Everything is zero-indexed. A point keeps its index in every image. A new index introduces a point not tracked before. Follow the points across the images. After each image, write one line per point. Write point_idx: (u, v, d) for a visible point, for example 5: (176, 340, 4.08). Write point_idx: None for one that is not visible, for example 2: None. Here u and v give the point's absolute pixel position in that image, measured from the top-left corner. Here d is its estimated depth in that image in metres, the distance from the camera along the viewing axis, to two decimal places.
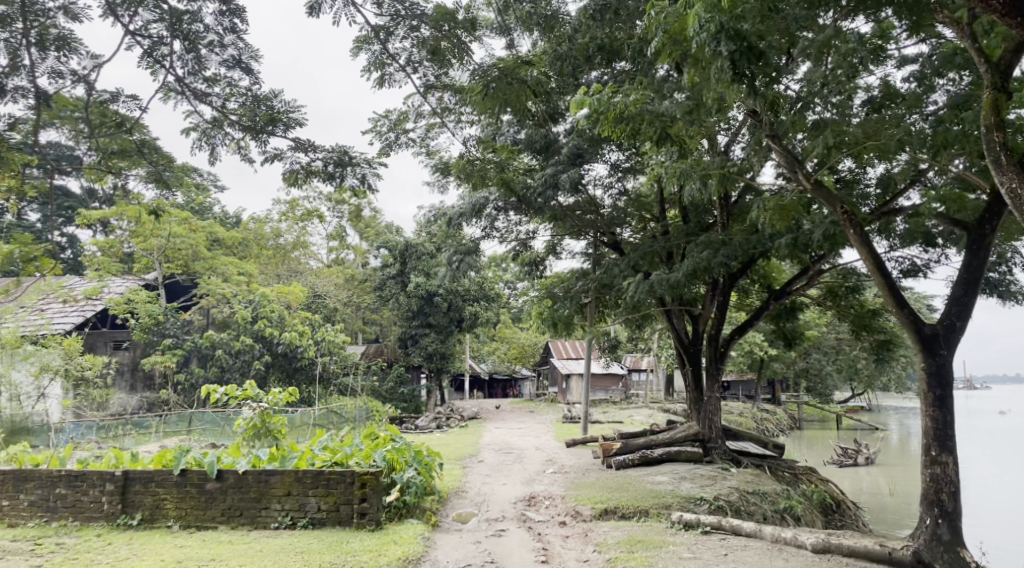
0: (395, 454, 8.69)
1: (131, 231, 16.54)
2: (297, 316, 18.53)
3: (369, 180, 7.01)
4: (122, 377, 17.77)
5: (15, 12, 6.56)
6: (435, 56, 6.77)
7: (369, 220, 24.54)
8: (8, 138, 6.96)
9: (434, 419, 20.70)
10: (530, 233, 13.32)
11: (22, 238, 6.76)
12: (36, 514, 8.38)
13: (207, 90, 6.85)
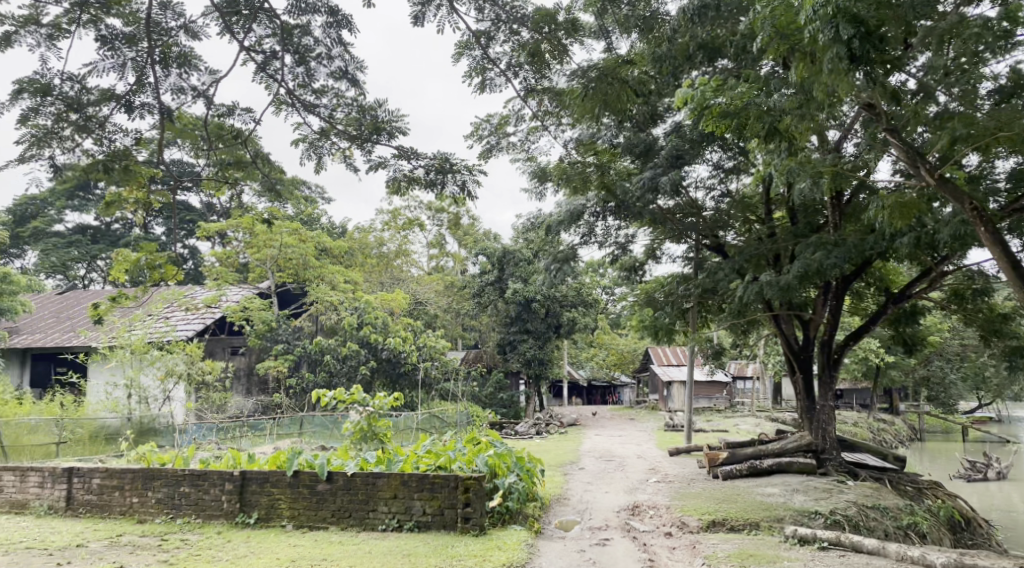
0: (497, 460, 8.67)
1: (246, 241, 17.50)
2: (400, 322, 18.84)
3: (469, 188, 6.89)
4: (240, 381, 18.54)
5: (140, 33, 6.89)
6: (535, 59, 6.69)
7: (468, 227, 24.80)
8: (137, 153, 7.34)
9: (535, 425, 20.70)
10: (629, 238, 13.14)
11: (148, 246, 7.11)
12: (162, 510, 8.77)
13: (315, 101, 7.00)
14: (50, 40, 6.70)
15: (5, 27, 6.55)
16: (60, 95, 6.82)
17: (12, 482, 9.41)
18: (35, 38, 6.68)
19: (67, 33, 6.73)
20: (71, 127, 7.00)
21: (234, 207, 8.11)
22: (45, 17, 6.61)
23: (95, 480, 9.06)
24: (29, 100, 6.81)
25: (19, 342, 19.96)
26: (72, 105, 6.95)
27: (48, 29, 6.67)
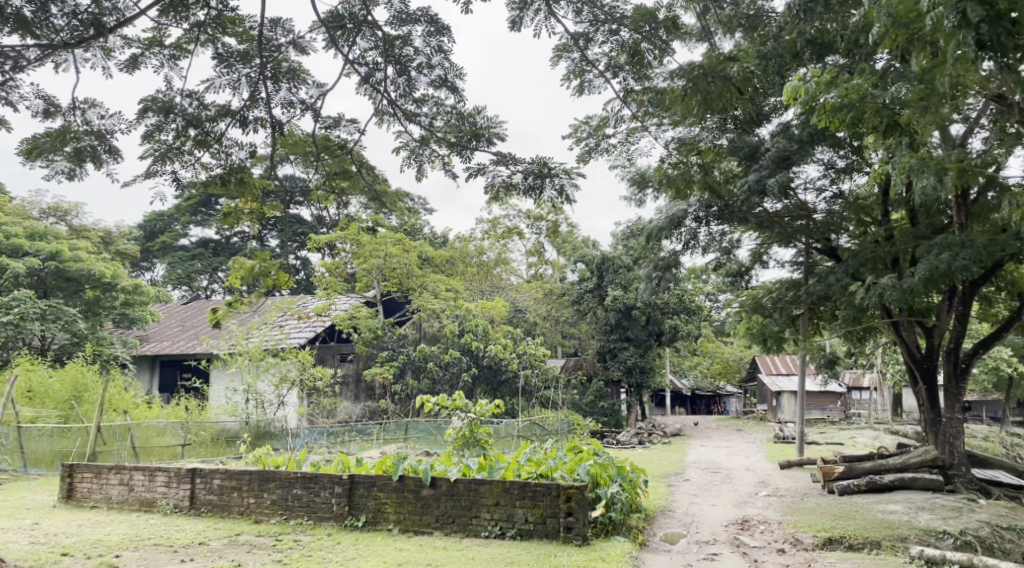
0: (599, 469, 8.52)
1: (353, 252, 17.94)
2: (500, 330, 18.82)
3: (567, 192, 6.76)
4: (348, 388, 18.60)
5: (253, 51, 7.10)
6: (635, 59, 6.54)
7: (566, 234, 24.71)
8: (251, 166, 7.59)
9: (637, 435, 20.36)
10: (734, 242, 12.74)
11: (262, 253, 7.55)
12: (276, 512, 9.01)
13: (416, 110, 7.05)
14: (173, 59, 7.05)
15: (133, 50, 6.89)
16: (181, 112, 7.08)
17: (141, 482, 9.90)
18: (160, 59, 7.03)
19: (187, 52, 7.03)
20: (191, 142, 7.30)
21: (342, 217, 8.26)
22: (169, 38, 6.91)
23: (216, 480, 9.43)
24: (153, 119, 7.04)
25: (148, 349, 21.12)
26: (192, 122, 7.21)
27: (171, 50, 7.00)
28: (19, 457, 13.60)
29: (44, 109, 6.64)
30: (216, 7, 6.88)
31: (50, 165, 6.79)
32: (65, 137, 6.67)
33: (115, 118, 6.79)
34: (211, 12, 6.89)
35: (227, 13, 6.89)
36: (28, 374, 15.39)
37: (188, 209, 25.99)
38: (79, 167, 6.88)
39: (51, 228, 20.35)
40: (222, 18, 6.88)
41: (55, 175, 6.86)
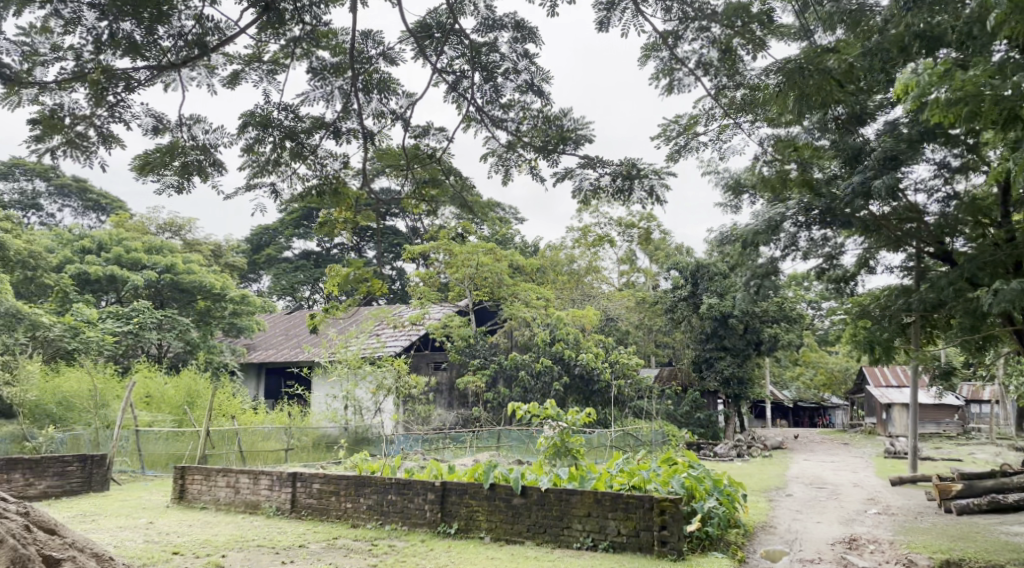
0: (694, 481, 8.26)
1: (445, 262, 18.08)
2: (591, 339, 18.52)
3: (659, 192, 6.60)
4: (441, 395, 18.91)
5: (345, 63, 7.08)
6: (727, 55, 6.36)
7: (659, 241, 24.28)
8: (345, 176, 7.71)
9: (736, 447, 19.75)
10: (838, 248, 12.19)
11: (356, 262, 7.68)
12: (373, 516, 9.10)
13: (503, 115, 7.02)
14: (271, 75, 6.93)
15: (234, 66, 6.85)
16: (279, 126, 7.18)
17: (247, 484, 10.22)
18: (258, 74, 6.96)
19: (284, 67, 6.95)
20: (288, 153, 7.43)
21: (434, 226, 8.28)
22: (268, 54, 6.81)
23: (315, 484, 9.61)
24: (254, 132, 7.22)
25: (254, 357, 21.87)
26: (289, 134, 7.33)
27: (269, 65, 6.89)
28: (136, 459, 14.25)
29: (153, 126, 6.83)
30: (310, 22, 6.87)
31: (160, 180, 6.99)
32: (173, 153, 6.86)
33: (218, 133, 7.02)
34: (307, 28, 6.89)
35: (321, 26, 6.89)
36: (146, 381, 16.06)
37: (290, 222, 26.91)
38: (186, 180, 7.09)
39: (165, 242, 21.44)
40: (317, 32, 6.89)
41: (166, 189, 7.06)
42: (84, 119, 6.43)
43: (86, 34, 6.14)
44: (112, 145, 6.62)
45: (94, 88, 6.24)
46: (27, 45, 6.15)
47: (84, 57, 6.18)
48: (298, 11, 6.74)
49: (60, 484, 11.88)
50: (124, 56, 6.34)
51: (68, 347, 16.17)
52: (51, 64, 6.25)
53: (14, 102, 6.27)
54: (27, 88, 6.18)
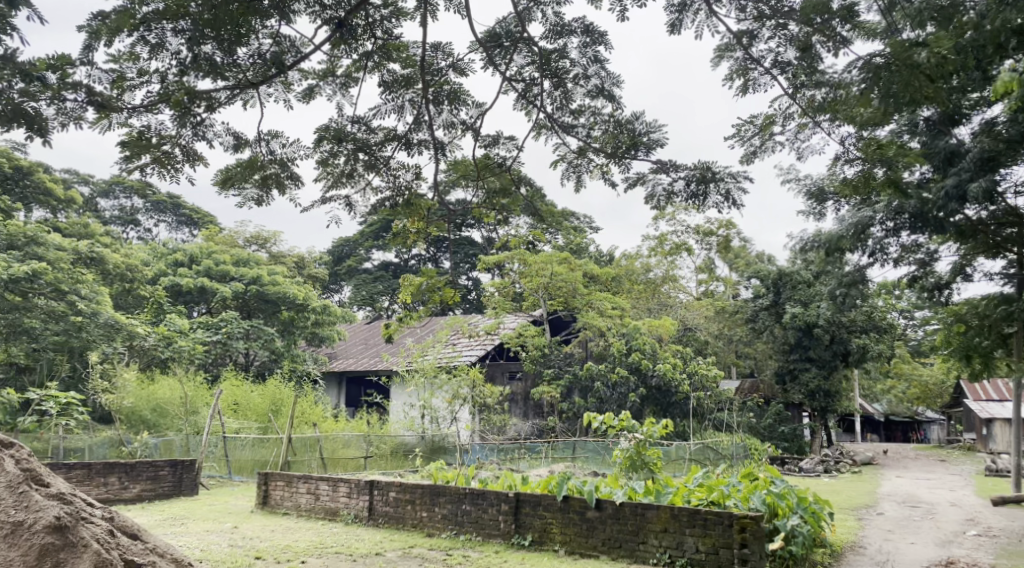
0: (776, 499, 7.73)
1: (520, 271, 18.04)
2: (669, 349, 18.14)
3: (735, 197, 6.35)
4: (516, 405, 19.01)
5: (415, 75, 7.03)
6: (806, 53, 6.13)
7: (739, 249, 23.69)
8: (417, 186, 7.68)
9: (822, 462, 19.04)
10: (931, 254, 11.60)
11: (428, 271, 7.71)
12: (447, 526, 9.06)
13: (573, 122, 6.92)
14: (343, 88, 6.99)
15: (309, 82, 6.83)
16: (353, 139, 7.07)
17: (326, 491, 10.34)
18: (333, 87, 6.96)
19: (356, 80, 6.97)
20: (361, 165, 7.39)
21: (506, 234, 8.23)
22: (341, 69, 6.82)
23: (392, 492, 9.64)
24: (328, 147, 7.08)
25: (335, 366, 22.20)
26: (362, 146, 7.24)
27: (342, 79, 6.93)
28: (224, 465, 14.59)
29: (234, 144, 6.99)
30: (381, 36, 6.72)
31: (242, 194, 7.14)
32: (253, 168, 6.96)
33: (294, 147, 7.04)
34: (378, 42, 6.74)
35: (392, 40, 6.74)
36: (234, 389, 16.64)
37: (370, 233, 27.37)
38: (266, 193, 7.25)
39: (251, 254, 22.05)
40: (388, 46, 6.73)
41: (247, 202, 7.26)
42: (171, 139, 6.52)
43: (170, 58, 5.99)
44: (197, 162, 6.78)
45: (177, 108, 6.10)
46: (115, 71, 6.03)
47: (169, 80, 6.00)
48: (370, 24, 6.60)
49: (153, 488, 12.28)
50: (204, 77, 6.11)
51: (161, 356, 16.72)
52: (138, 87, 6.18)
53: (103, 127, 6.27)
54: (116, 113, 6.14)
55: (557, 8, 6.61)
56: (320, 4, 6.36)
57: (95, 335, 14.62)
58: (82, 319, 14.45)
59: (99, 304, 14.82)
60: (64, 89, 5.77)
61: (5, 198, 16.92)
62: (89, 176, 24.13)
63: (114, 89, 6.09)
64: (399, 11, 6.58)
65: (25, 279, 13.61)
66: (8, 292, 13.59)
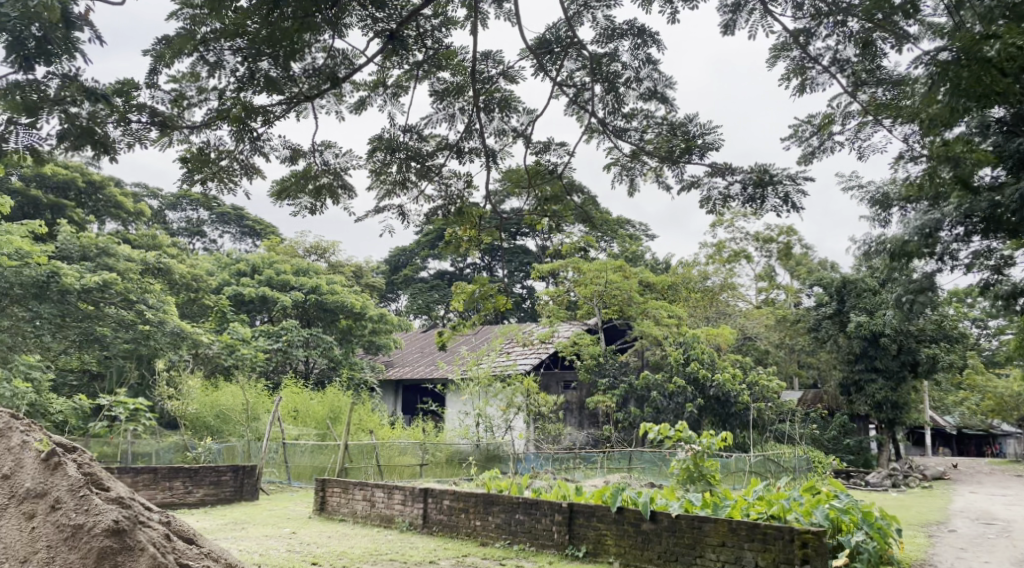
0: (840, 514, 7.32)
1: (574, 279, 17.94)
2: (728, 358, 17.76)
3: (794, 199, 6.14)
4: (571, 414, 18.96)
5: (466, 83, 7.00)
6: (866, 50, 5.92)
7: (801, 256, 23.13)
8: (469, 195, 7.62)
9: (890, 476, 18.40)
10: (1005, 260, 11.09)
11: (481, 278, 7.63)
12: (501, 535, 8.93)
13: (625, 125, 6.81)
14: (394, 97, 6.97)
15: (361, 93, 6.81)
16: (405, 148, 7.04)
17: (382, 498, 10.36)
18: (383, 98, 6.95)
19: (406, 89, 6.94)
20: (414, 173, 7.33)
21: (560, 242, 8.12)
22: (391, 79, 6.81)
23: (445, 501, 9.61)
24: (381, 156, 7.08)
25: (392, 374, 22.32)
26: (414, 155, 7.20)
27: (392, 89, 6.91)
28: (284, 471, 14.82)
29: (290, 156, 6.94)
30: (432, 46, 6.67)
31: (296, 203, 7.12)
32: (306, 177, 6.90)
33: (348, 156, 6.94)
34: (429, 52, 6.69)
35: (442, 49, 6.67)
36: (294, 395, 16.81)
37: (427, 242, 27.54)
38: (320, 201, 7.20)
39: (311, 264, 22.39)
40: (438, 55, 6.67)
41: (300, 210, 7.22)
42: (229, 154, 6.52)
43: (228, 76, 5.92)
44: (255, 175, 6.76)
45: (237, 125, 6.16)
46: (175, 90, 6.05)
47: (226, 96, 6.01)
48: (420, 35, 6.55)
49: (216, 493, 12.46)
50: (261, 93, 6.02)
51: (224, 364, 17.06)
52: (197, 105, 6.16)
53: (165, 144, 6.33)
54: (177, 130, 6.15)
55: (608, 11, 6.50)
56: (372, 17, 6.13)
57: (162, 342, 14.99)
58: (150, 327, 14.80)
59: (165, 313, 15.17)
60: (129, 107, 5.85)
61: (79, 211, 17.52)
62: (158, 189, 24.86)
63: (174, 108, 6.10)
64: (449, 20, 6.54)
65: (96, 289, 13.99)
66: (80, 301, 13.89)
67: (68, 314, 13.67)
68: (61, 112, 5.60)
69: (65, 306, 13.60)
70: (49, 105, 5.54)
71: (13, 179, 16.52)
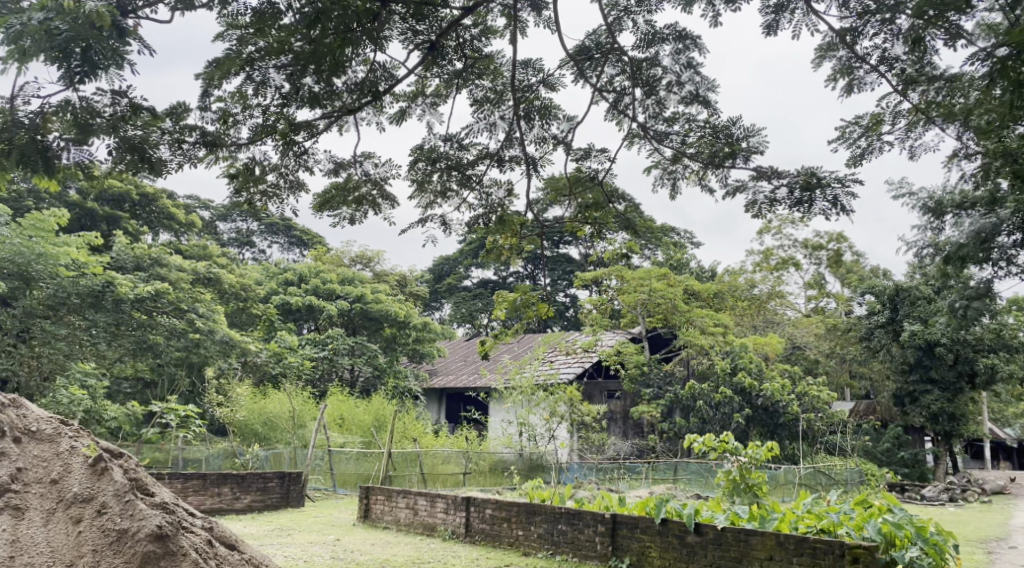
0: (892, 528, 6.63)
1: (618, 288, 17.77)
2: (776, 368, 17.42)
3: (843, 202, 5.97)
4: (615, 424, 18.80)
5: (505, 90, 6.95)
6: (917, 47, 5.72)
7: (851, 263, 22.63)
8: (510, 203, 7.55)
9: (946, 490, 17.84)
10: None
11: (522, 286, 7.57)
12: (543, 546, 8.80)
13: (667, 130, 6.70)
14: (433, 107, 6.93)
15: (400, 104, 6.78)
16: (445, 158, 7.00)
17: (425, 506, 10.34)
18: (422, 108, 6.92)
19: (445, 98, 6.90)
20: (455, 182, 7.26)
21: (603, 249, 8.00)
22: (430, 89, 6.76)
23: (488, 509, 9.53)
24: (422, 166, 7.04)
25: (436, 382, 22.35)
26: (455, 165, 7.14)
27: (431, 99, 6.87)
28: (329, 477, 14.81)
29: (331, 168, 6.70)
30: (471, 54, 6.59)
31: (337, 214, 7.03)
32: (347, 189, 6.83)
33: (388, 166, 6.85)
34: (468, 60, 6.61)
35: (482, 57, 6.61)
36: (340, 403, 16.96)
37: (470, 251, 27.64)
38: (360, 211, 7.08)
39: (356, 273, 22.57)
40: (478, 63, 6.61)
41: (340, 221, 7.11)
42: (274, 168, 6.27)
43: (274, 94, 5.64)
44: (300, 191, 6.50)
45: (282, 140, 5.97)
46: (221, 109, 5.66)
47: (270, 113, 5.74)
48: (460, 44, 6.46)
49: (262, 499, 12.59)
50: (305, 107, 5.79)
51: (272, 372, 17.25)
52: (242, 123, 5.82)
53: (211, 162, 5.96)
54: (224, 150, 5.83)
55: (648, 16, 6.41)
56: (412, 28, 5.86)
57: (212, 351, 15.24)
58: (200, 335, 15.01)
59: (214, 322, 15.39)
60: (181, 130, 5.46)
61: (133, 222, 17.89)
62: (208, 201, 25.32)
63: (220, 126, 5.74)
64: (488, 29, 6.48)
65: (149, 298, 14.20)
66: (133, 309, 14.03)
67: (124, 322, 13.82)
68: (115, 135, 5.15)
69: (120, 315, 13.76)
70: (101, 127, 5.07)
71: (71, 192, 16.92)
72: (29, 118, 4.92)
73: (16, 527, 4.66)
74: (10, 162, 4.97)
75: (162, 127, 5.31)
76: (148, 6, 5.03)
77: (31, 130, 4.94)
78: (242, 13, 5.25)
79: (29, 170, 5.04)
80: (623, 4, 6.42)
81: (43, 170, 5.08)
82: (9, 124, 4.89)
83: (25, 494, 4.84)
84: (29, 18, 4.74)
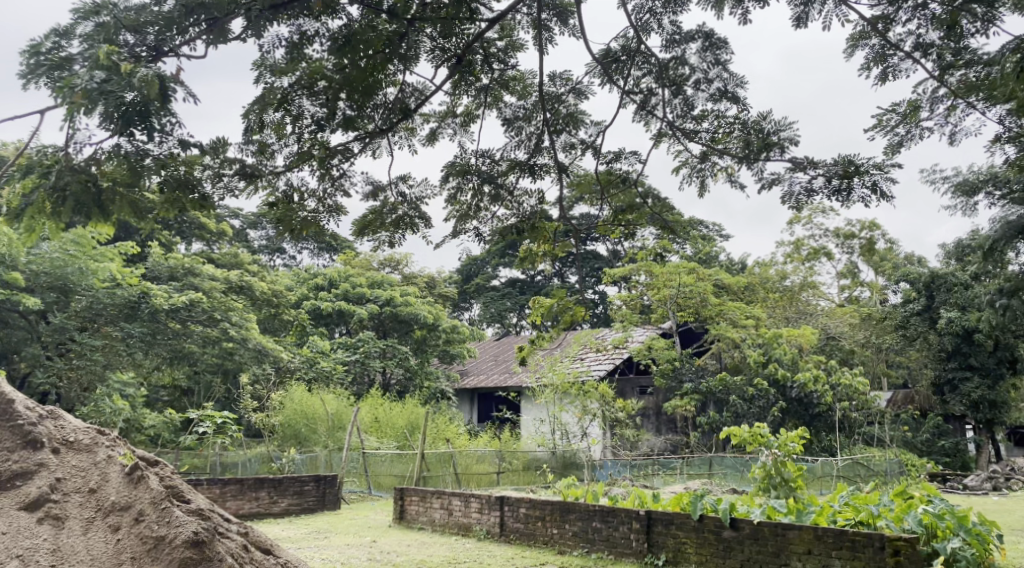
0: (934, 520, 6.46)
1: (648, 283, 17.62)
2: (810, 360, 17.23)
3: (883, 188, 5.86)
4: (649, 420, 18.85)
5: (535, 105, 6.93)
6: (952, 31, 5.61)
7: (884, 250, 22.29)
8: (544, 211, 7.45)
9: (990, 478, 17.55)
10: None
11: (558, 291, 7.49)
12: (578, 544, 8.70)
13: (696, 128, 6.62)
14: (464, 126, 6.90)
15: (432, 124, 6.73)
16: (477, 173, 6.90)
17: (459, 507, 10.34)
18: (453, 128, 6.88)
19: (477, 117, 6.87)
20: (487, 197, 7.18)
21: (634, 248, 7.74)
22: (461, 108, 6.74)
23: (522, 509, 9.49)
24: (454, 182, 7.01)
25: (468, 383, 22.46)
26: (487, 179, 7.03)
27: (462, 118, 6.85)
28: (364, 480, 14.86)
29: (369, 191, 6.55)
30: (499, 68, 6.55)
31: (375, 238, 6.86)
32: (385, 211, 6.67)
33: (423, 186, 6.73)
34: (495, 74, 6.57)
35: (509, 71, 6.56)
36: (374, 408, 17.00)
37: (499, 250, 27.70)
38: (398, 233, 6.91)
39: (386, 276, 22.62)
40: (505, 77, 6.57)
41: (381, 244, 6.96)
42: (310, 193, 6.24)
43: (308, 122, 5.51)
44: (338, 214, 6.46)
45: (319, 166, 5.91)
46: (257, 141, 5.69)
47: (305, 140, 5.61)
48: (487, 57, 6.38)
49: (299, 502, 12.68)
50: (339, 132, 5.65)
51: (306, 376, 17.35)
52: (279, 151, 5.83)
53: (251, 193, 5.95)
54: (263, 180, 5.81)
55: (673, 17, 6.35)
56: (439, 46, 5.78)
57: (246, 357, 15.32)
58: (234, 344, 14.99)
59: (248, 330, 15.36)
60: (220, 162, 5.52)
61: (164, 232, 18.13)
62: (237, 209, 25.43)
63: (257, 156, 5.74)
64: (514, 43, 6.45)
65: (183, 308, 14.21)
66: (169, 320, 14.08)
67: (159, 332, 13.88)
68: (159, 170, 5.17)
69: (155, 324, 13.81)
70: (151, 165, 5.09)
71: None
72: (82, 163, 4.96)
73: (57, 535, 4.69)
74: (66, 207, 5.03)
75: (200, 158, 5.32)
76: (188, 43, 4.96)
77: (84, 174, 4.98)
78: (275, 48, 5.29)
79: (82, 214, 5.11)
80: (650, 6, 6.36)
81: (97, 212, 5.16)
82: (63, 170, 4.92)
83: (65, 503, 4.89)
84: (89, 78, 4.54)
